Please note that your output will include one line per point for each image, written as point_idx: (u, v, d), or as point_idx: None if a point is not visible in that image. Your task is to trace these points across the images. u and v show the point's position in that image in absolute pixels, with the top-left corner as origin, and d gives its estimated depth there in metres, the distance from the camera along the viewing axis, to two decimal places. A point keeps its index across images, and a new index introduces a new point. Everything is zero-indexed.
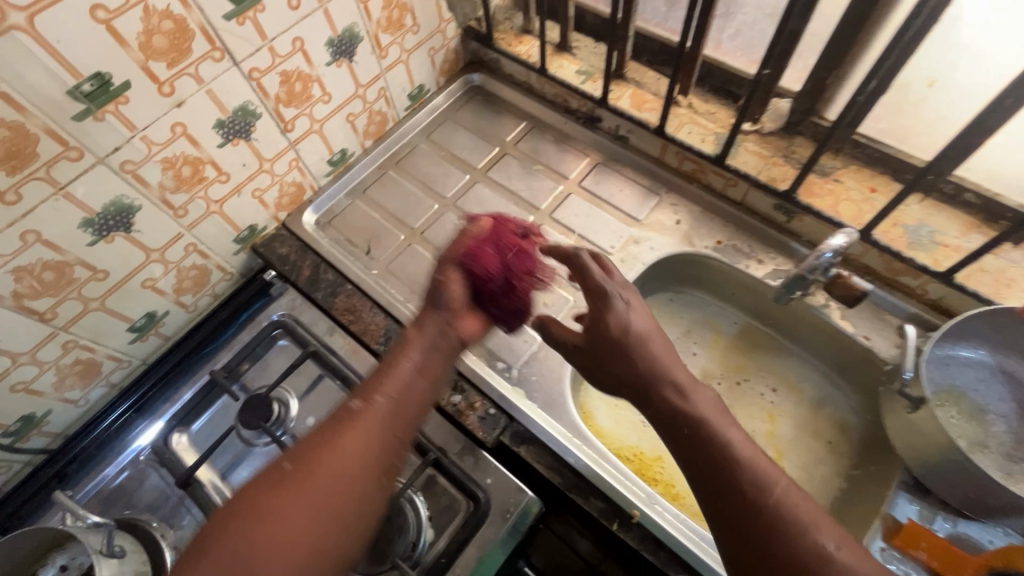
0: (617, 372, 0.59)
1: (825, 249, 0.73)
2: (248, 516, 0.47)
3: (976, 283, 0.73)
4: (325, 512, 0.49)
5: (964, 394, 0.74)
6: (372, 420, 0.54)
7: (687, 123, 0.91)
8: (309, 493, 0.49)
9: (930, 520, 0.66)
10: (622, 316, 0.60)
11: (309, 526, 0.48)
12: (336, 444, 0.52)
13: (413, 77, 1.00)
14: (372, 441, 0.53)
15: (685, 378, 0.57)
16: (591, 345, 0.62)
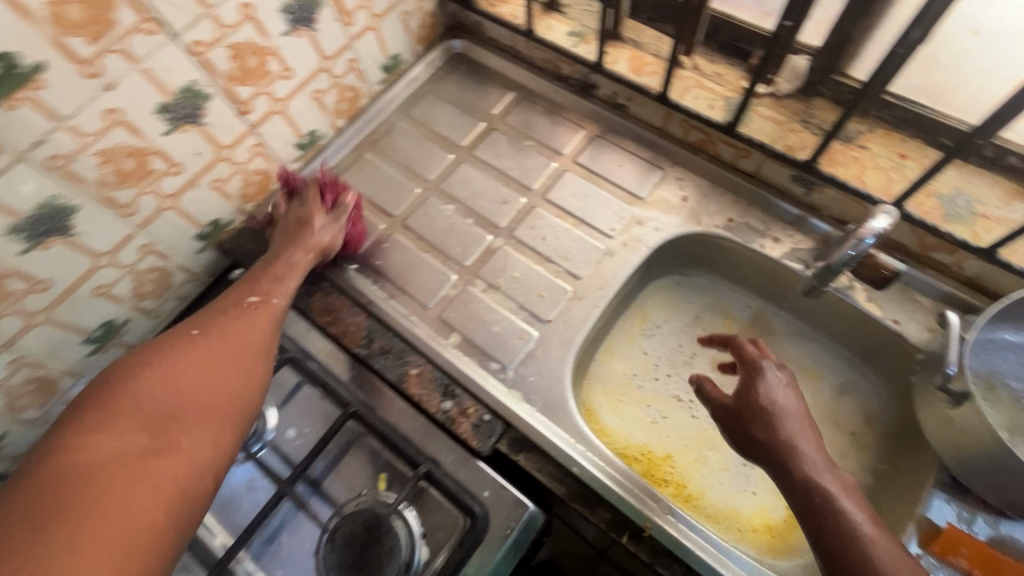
0: (756, 436, 0.58)
1: (867, 234, 0.63)
2: (126, 391, 0.54)
3: (1021, 259, 0.66)
4: (214, 374, 0.58)
5: (1003, 381, 0.68)
6: (266, 313, 0.67)
7: (692, 87, 0.82)
8: (198, 360, 0.58)
9: (969, 522, 0.61)
10: (767, 390, 0.59)
11: (194, 393, 0.56)
12: (212, 327, 0.62)
13: (386, 46, 0.89)
14: (267, 323, 0.66)
15: (813, 452, 0.56)
16: (736, 408, 0.60)
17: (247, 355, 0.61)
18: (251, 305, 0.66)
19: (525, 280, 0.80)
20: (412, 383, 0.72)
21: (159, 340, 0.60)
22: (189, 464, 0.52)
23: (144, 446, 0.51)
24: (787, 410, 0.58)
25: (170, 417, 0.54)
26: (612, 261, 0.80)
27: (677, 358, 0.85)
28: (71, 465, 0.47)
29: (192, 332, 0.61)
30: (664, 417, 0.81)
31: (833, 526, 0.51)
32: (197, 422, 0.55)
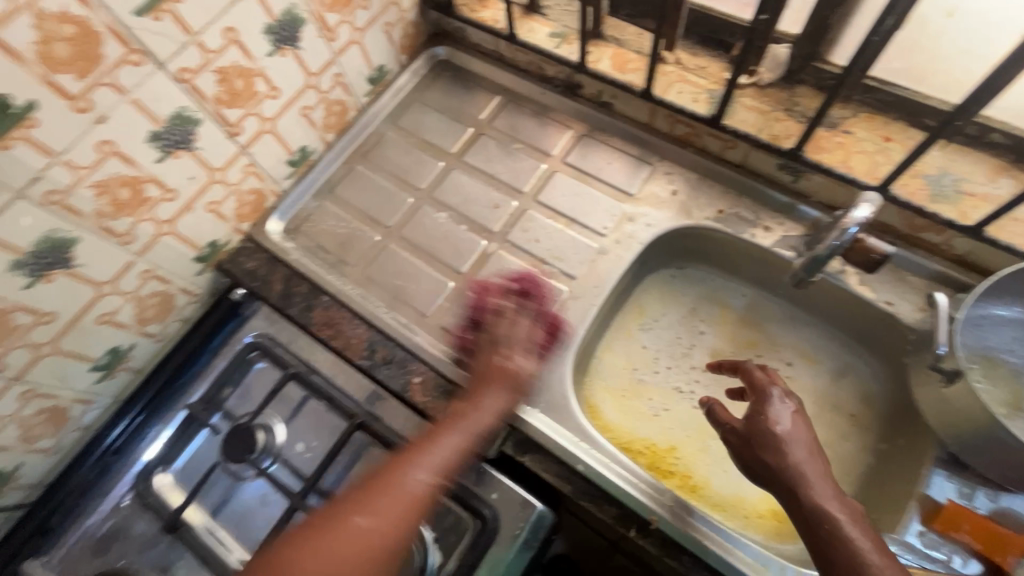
0: (768, 462, 0.59)
1: (849, 224, 0.63)
2: (280, 566, 0.55)
3: (1008, 234, 0.66)
4: (346, 556, 0.55)
5: (997, 356, 0.68)
6: (407, 497, 0.60)
7: (676, 82, 0.82)
8: (343, 539, 0.56)
9: (970, 497, 0.62)
10: (775, 418, 0.61)
11: (347, 568, 0.55)
12: (381, 502, 0.58)
13: (370, 58, 0.90)
14: (405, 503, 0.59)
15: (821, 479, 0.58)
16: (746, 434, 0.62)
17: (381, 540, 0.57)
18: (418, 483, 0.60)
19: (521, 283, 0.81)
20: (415, 391, 0.74)
21: (331, 510, 0.59)
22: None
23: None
24: (796, 436, 0.60)
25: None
26: (606, 259, 0.81)
27: (676, 350, 0.86)
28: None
29: (354, 521, 0.57)
30: (666, 409, 0.82)
31: (842, 556, 0.53)
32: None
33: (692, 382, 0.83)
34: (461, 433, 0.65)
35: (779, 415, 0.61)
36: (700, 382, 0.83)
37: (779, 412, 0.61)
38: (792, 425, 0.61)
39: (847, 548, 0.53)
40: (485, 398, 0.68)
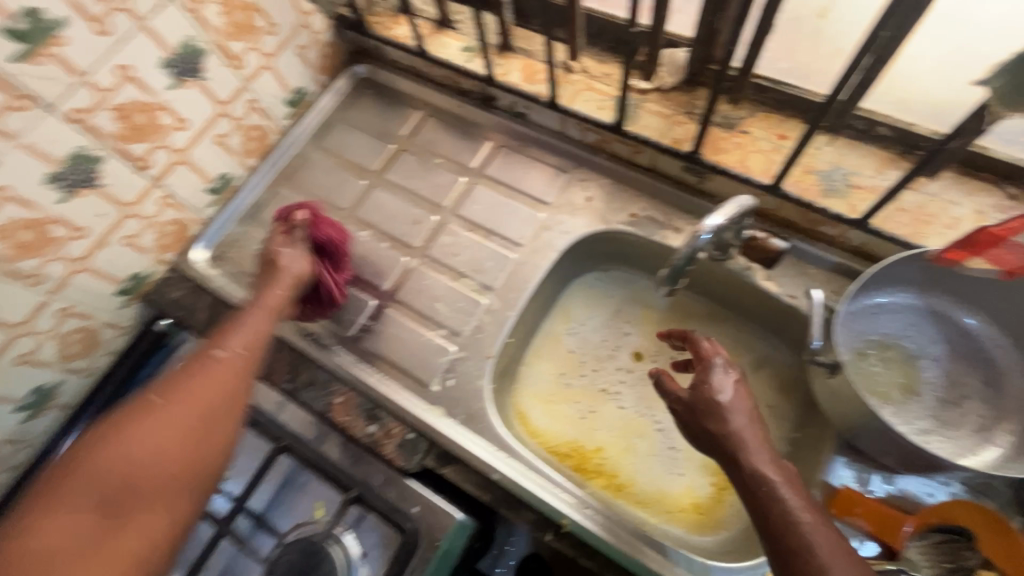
0: (710, 429, 0.58)
1: (703, 230, 0.62)
2: (85, 468, 0.50)
3: (894, 225, 0.69)
4: (171, 434, 0.54)
5: (894, 341, 0.70)
6: (230, 368, 0.62)
7: (582, 90, 0.84)
8: (145, 425, 0.54)
9: (866, 482, 0.65)
10: (717, 386, 0.60)
11: (156, 451, 0.53)
12: (189, 382, 0.59)
13: (285, 82, 0.91)
14: (231, 380, 0.61)
15: (760, 443, 0.56)
16: (690, 402, 0.61)
17: (212, 406, 0.58)
18: (223, 355, 0.63)
19: (442, 297, 0.82)
20: (338, 411, 0.75)
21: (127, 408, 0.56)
22: (144, 547, 0.49)
23: (103, 495, 0.49)
24: (738, 403, 0.58)
25: (121, 501, 0.49)
26: (525, 268, 0.82)
27: (601, 352, 0.87)
28: (24, 552, 0.45)
29: (151, 398, 0.57)
30: (593, 411, 0.84)
31: (775, 515, 0.50)
32: (159, 477, 0.52)
33: (617, 383, 0.85)
34: (279, 284, 0.72)
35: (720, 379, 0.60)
36: (625, 382, 0.85)
37: (722, 376, 0.60)
38: (733, 389, 0.60)
39: (778, 506, 0.51)
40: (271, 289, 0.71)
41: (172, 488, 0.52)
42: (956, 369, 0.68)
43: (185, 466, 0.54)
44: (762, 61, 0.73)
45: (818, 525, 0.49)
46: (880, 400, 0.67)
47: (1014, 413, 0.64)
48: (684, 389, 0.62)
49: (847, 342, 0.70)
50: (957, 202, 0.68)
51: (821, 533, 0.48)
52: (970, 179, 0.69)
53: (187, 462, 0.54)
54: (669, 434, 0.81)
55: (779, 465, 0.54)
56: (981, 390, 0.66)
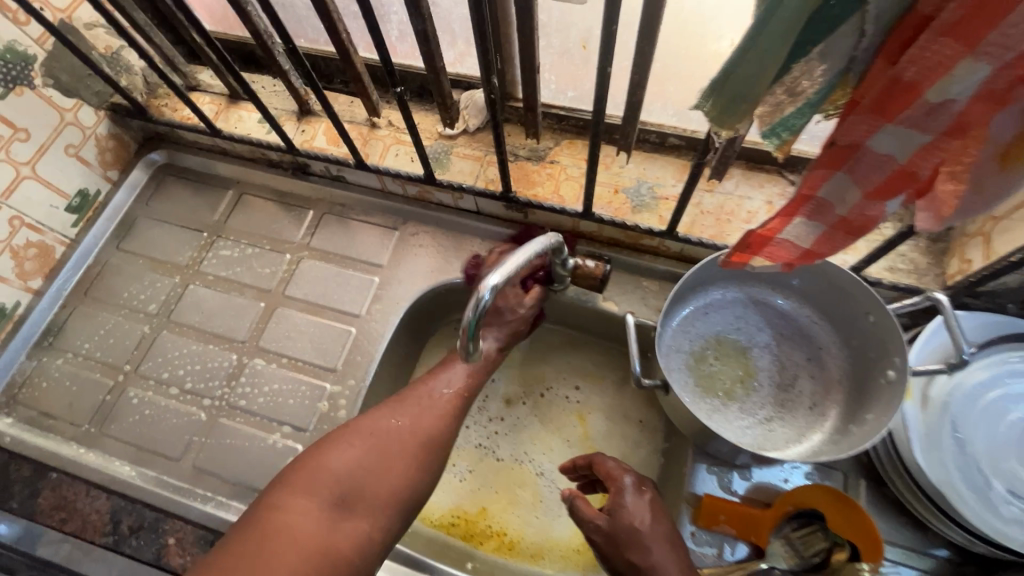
0: (634, 562, 0.54)
1: (484, 290, 0.50)
2: (317, 464, 0.56)
3: (700, 229, 0.72)
4: (428, 415, 0.62)
5: (728, 336, 0.72)
6: (438, 404, 0.64)
7: (392, 145, 0.81)
8: (365, 446, 0.58)
9: (729, 484, 0.66)
10: (634, 511, 0.57)
11: (380, 459, 0.58)
12: (406, 404, 0.63)
13: (58, 188, 0.80)
14: (438, 417, 0.63)
15: (684, 574, 0.54)
16: (610, 533, 0.56)
17: (427, 415, 0.62)
18: (445, 390, 0.65)
19: (281, 391, 0.75)
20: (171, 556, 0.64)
21: (372, 411, 0.62)
22: (353, 547, 0.53)
23: (335, 500, 0.54)
24: (657, 529, 0.56)
25: (354, 497, 0.55)
26: (367, 338, 0.77)
27: (470, 406, 0.83)
28: (276, 522, 0.51)
29: (385, 418, 0.61)
30: (471, 470, 0.79)
31: None
32: (364, 492, 0.56)
33: (491, 435, 0.82)
34: (473, 361, 0.68)
35: (635, 508, 0.57)
36: (498, 432, 0.82)
37: (642, 501, 0.57)
38: (648, 514, 0.57)
39: None
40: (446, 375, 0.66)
41: (391, 484, 0.57)
42: (784, 352, 0.71)
43: (415, 454, 0.60)
44: (551, 92, 0.74)
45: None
46: (725, 399, 0.69)
47: (836, 381, 0.67)
48: (601, 516, 0.57)
49: (686, 349, 0.71)
50: (749, 195, 0.72)
51: None
52: (755, 172, 0.73)
53: (396, 461, 0.58)
54: (550, 475, 0.79)
55: None
56: (808, 367, 0.69)
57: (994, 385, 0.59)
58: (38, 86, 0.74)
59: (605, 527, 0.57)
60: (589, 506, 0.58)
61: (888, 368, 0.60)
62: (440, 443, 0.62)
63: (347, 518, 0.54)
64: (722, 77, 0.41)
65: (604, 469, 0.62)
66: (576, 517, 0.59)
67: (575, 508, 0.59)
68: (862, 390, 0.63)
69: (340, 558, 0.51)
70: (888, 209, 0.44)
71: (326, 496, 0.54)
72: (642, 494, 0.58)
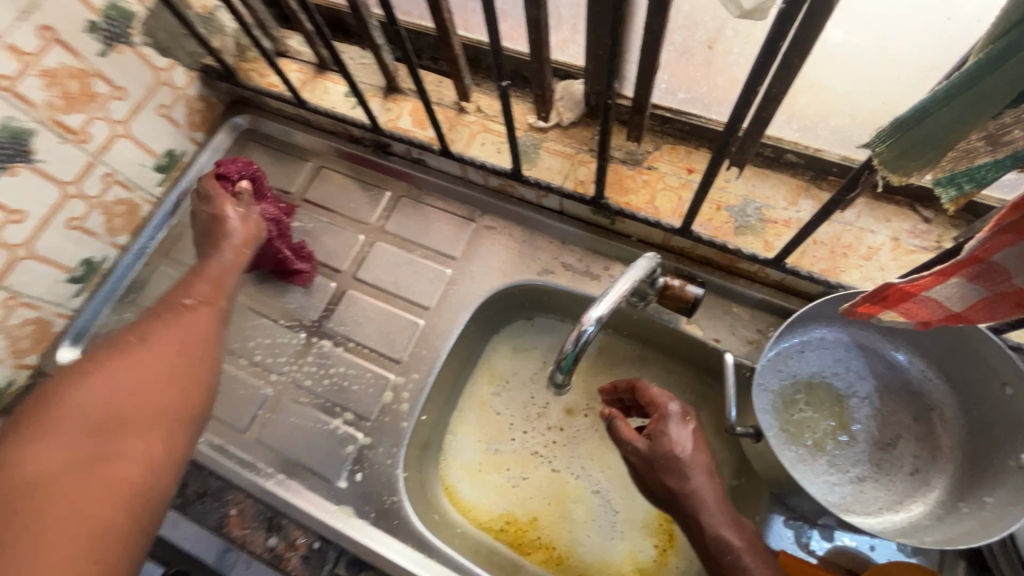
0: (671, 488, 0.54)
1: (586, 325, 0.52)
2: (55, 400, 0.47)
3: (811, 261, 0.65)
4: (197, 325, 0.58)
5: (825, 381, 0.66)
6: (210, 314, 0.60)
7: (479, 133, 0.77)
8: (94, 373, 0.49)
9: (808, 543, 0.62)
10: (676, 440, 0.55)
11: (139, 393, 0.49)
12: (163, 322, 0.56)
13: (148, 146, 0.81)
14: (207, 323, 0.59)
15: (720, 503, 0.54)
16: (648, 456, 0.55)
17: (192, 322, 0.58)
18: (192, 300, 0.60)
19: (346, 375, 0.74)
20: (233, 526, 0.66)
21: (110, 343, 0.53)
22: (139, 471, 0.45)
23: (89, 430, 0.45)
24: (698, 459, 0.54)
25: (120, 423, 0.47)
26: (434, 331, 0.75)
27: (529, 411, 0.81)
28: (15, 483, 0.40)
29: (129, 337, 0.53)
30: (525, 477, 0.78)
31: None
32: (139, 414, 0.48)
33: (548, 444, 0.79)
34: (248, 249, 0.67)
35: (677, 435, 0.55)
36: (556, 442, 0.79)
37: (685, 425, 0.56)
38: (687, 440, 0.55)
39: None
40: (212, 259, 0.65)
41: (172, 404, 0.51)
42: (887, 406, 0.64)
43: (185, 365, 0.54)
44: (660, 91, 0.68)
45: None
46: (813, 450, 0.63)
47: (946, 449, 0.60)
48: (641, 439, 0.56)
49: (775, 389, 0.66)
50: (874, 229, 0.64)
51: None
52: (884, 203, 0.65)
53: (178, 380, 0.53)
54: (606, 495, 0.76)
55: (746, 536, 0.53)
56: (913, 427, 0.62)
57: None
58: (137, 45, 0.74)
59: (647, 452, 0.55)
60: (627, 428, 0.57)
61: (1022, 451, 0.52)
62: (208, 347, 0.57)
63: (141, 430, 0.47)
64: (911, 120, 0.35)
65: (647, 392, 0.60)
66: (613, 431, 0.58)
67: (615, 427, 0.58)
68: (980, 466, 0.56)
69: (119, 489, 0.43)
70: None
71: (75, 433, 0.45)
72: (683, 426, 0.56)
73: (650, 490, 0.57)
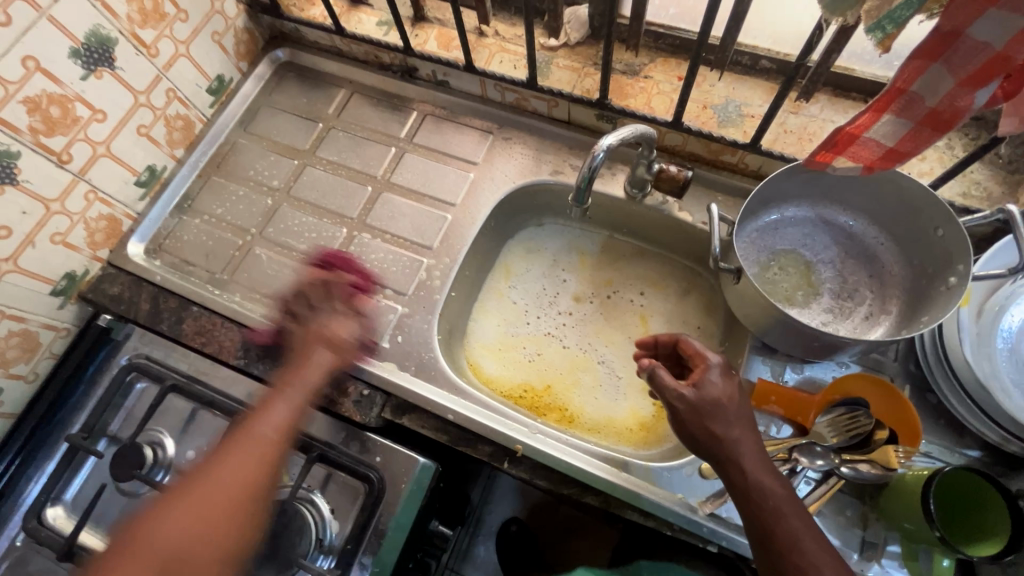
0: (715, 432, 0.57)
1: (598, 150, 0.62)
2: (186, 492, 0.64)
3: (782, 146, 0.76)
4: (247, 462, 0.65)
5: (795, 251, 0.78)
6: (264, 452, 0.66)
7: (497, 53, 0.88)
8: (217, 472, 0.64)
9: (781, 374, 0.73)
10: (722, 389, 0.59)
11: (199, 523, 0.62)
12: (230, 456, 0.65)
13: (203, 69, 0.91)
14: (262, 456, 0.66)
15: (758, 454, 0.58)
16: (695, 404, 0.58)
17: (255, 456, 0.66)
18: (264, 432, 0.67)
19: (384, 260, 0.85)
20: (292, 379, 0.77)
21: (236, 433, 0.68)
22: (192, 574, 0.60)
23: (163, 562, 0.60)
24: (739, 409, 0.59)
25: (188, 555, 0.61)
26: (460, 222, 0.86)
27: (542, 300, 0.92)
28: (140, 540, 0.61)
29: (210, 470, 0.65)
30: (539, 353, 0.89)
31: (780, 533, 0.54)
32: (200, 527, 0.62)
33: (560, 325, 0.90)
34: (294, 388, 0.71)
35: (722, 390, 0.59)
36: (567, 324, 0.90)
37: (732, 381, 0.60)
38: (732, 397, 0.59)
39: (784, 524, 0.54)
40: (313, 355, 0.74)
41: (232, 526, 0.63)
42: (847, 269, 0.76)
43: (232, 505, 0.63)
44: (654, 9, 0.80)
45: (806, 528, 0.54)
46: (786, 303, 0.75)
47: (895, 297, 0.72)
48: (688, 387, 0.59)
49: (754, 257, 0.77)
50: (833, 119, 0.77)
51: (824, 557, 0.53)
52: (842, 98, 0.77)
53: (233, 514, 0.63)
54: (611, 365, 0.87)
55: (780, 483, 0.56)
56: (869, 283, 0.75)
57: None
58: None
59: (695, 405, 0.58)
60: (673, 378, 0.60)
61: (950, 276, 0.64)
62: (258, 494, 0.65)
63: (203, 544, 0.61)
64: None
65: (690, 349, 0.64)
66: (656, 384, 0.61)
67: (658, 377, 0.60)
68: (919, 299, 0.69)
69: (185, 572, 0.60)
70: (977, 100, 0.49)
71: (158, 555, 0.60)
72: (726, 382, 0.60)
73: (690, 442, 0.60)
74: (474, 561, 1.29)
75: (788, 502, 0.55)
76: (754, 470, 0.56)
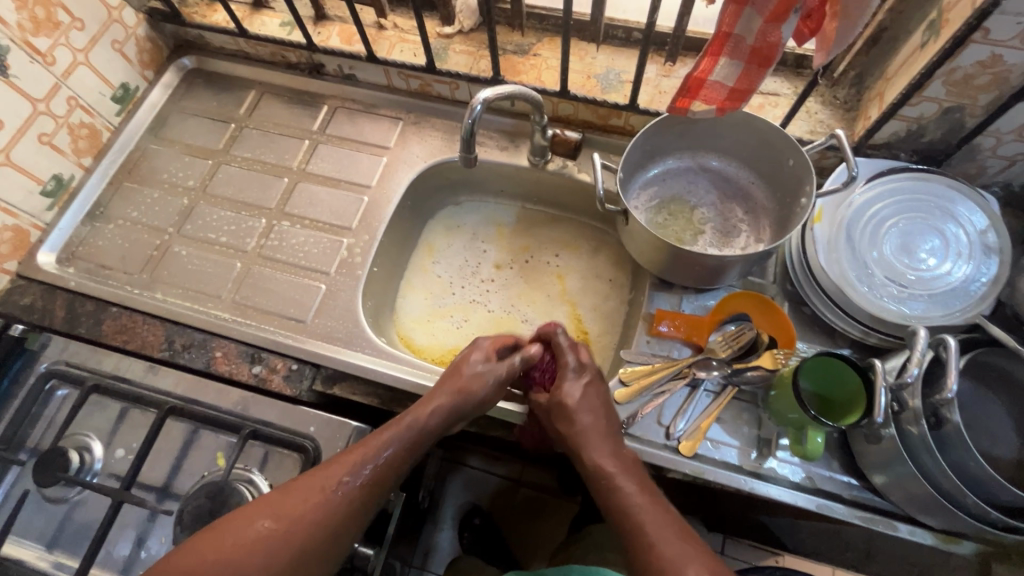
0: (562, 430, 0.64)
1: (477, 102, 0.70)
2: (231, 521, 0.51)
3: (659, 104, 0.85)
4: (313, 508, 0.52)
5: (682, 198, 0.87)
6: (330, 500, 0.53)
7: (397, 43, 0.94)
8: (281, 507, 0.52)
9: (679, 305, 0.81)
10: (568, 389, 0.65)
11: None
12: (291, 503, 0.52)
13: (105, 77, 0.92)
14: (323, 503, 0.53)
15: (603, 439, 0.61)
16: (548, 407, 0.66)
17: (311, 514, 0.52)
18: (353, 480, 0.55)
19: (305, 243, 0.88)
20: (220, 363, 0.79)
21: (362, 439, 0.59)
22: None
23: None
24: (585, 403, 0.64)
25: None
26: (377, 203, 0.91)
27: (465, 271, 0.97)
28: None
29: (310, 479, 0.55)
30: (467, 320, 0.94)
31: (616, 510, 0.56)
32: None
33: (484, 292, 0.96)
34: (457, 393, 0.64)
35: (568, 390, 0.65)
36: (490, 290, 0.96)
37: (582, 381, 0.66)
38: (581, 395, 0.65)
39: (617, 498, 0.56)
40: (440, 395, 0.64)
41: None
42: (726, 210, 0.86)
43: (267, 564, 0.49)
44: None
45: (652, 505, 0.55)
46: (676, 242, 0.83)
47: (767, 228, 0.82)
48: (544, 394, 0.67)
49: (645, 206, 0.86)
50: None
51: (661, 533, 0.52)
52: None
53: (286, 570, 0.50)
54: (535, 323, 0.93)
55: (623, 464, 0.59)
56: (745, 219, 0.84)
57: (872, 205, 0.75)
58: None
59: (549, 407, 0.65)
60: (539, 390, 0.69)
61: (802, 199, 0.74)
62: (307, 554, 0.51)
63: None
64: None
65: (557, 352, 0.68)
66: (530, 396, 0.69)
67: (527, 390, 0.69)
68: (785, 225, 0.78)
69: None
70: (784, 35, 0.59)
71: None
72: (575, 385, 0.65)
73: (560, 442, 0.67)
74: (439, 553, 1.29)
75: (627, 481, 0.58)
76: (599, 455, 0.60)
